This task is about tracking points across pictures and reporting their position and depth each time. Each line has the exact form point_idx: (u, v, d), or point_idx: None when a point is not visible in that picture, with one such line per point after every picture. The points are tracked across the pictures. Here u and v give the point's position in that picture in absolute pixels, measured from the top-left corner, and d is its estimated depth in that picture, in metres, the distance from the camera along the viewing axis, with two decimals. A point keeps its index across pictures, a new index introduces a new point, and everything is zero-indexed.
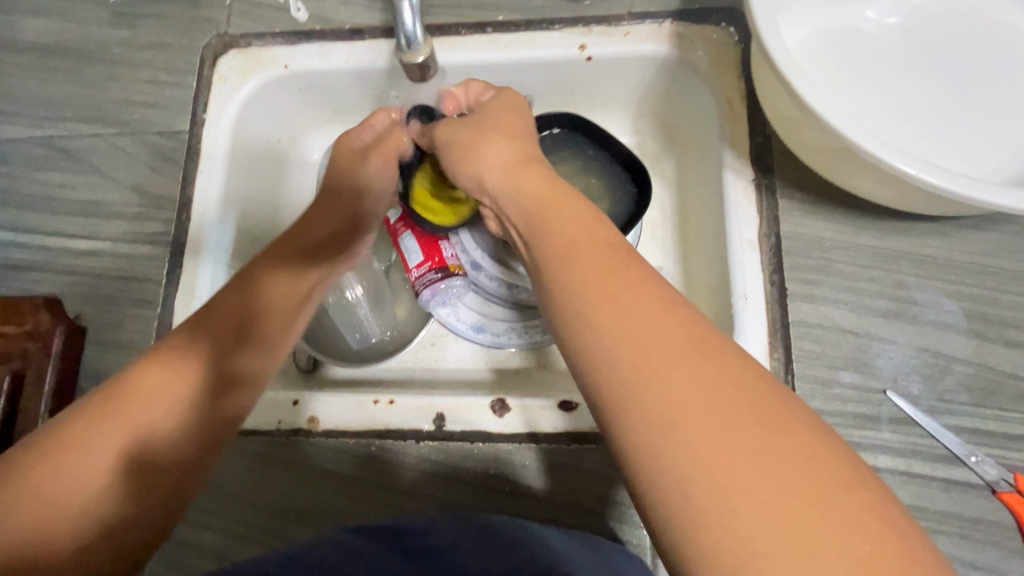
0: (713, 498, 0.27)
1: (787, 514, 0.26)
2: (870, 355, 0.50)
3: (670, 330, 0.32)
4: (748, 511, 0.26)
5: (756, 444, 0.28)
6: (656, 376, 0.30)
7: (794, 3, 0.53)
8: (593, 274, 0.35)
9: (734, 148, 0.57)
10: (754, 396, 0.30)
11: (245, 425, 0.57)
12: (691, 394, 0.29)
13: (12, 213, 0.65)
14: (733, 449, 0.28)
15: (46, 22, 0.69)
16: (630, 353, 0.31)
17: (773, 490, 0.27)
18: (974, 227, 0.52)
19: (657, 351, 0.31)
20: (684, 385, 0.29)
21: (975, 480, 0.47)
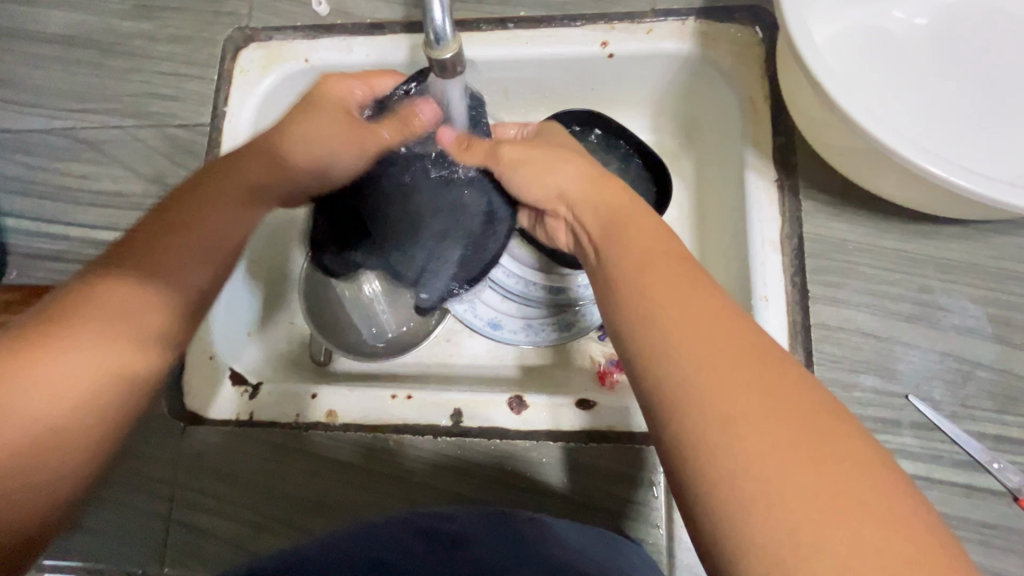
0: (767, 495, 0.27)
1: (833, 516, 0.26)
2: (892, 359, 0.50)
3: (733, 334, 0.32)
4: (791, 508, 0.26)
5: (808, 448, 0.28)
6: (715, 376, 0.31)
7: (822, 3, 0.53)
8: (661, 280, 0.36)
9: (756, 148, 0.57)
10: (813, 402, 0.30)
11: (265, 417, 0.58)
12: (751, 395, 0.30)
13: (36, 204, 0.65)
14: (795, 449, 0.28)
15: (69, 14, 0.70)
16: (692, 354, 0.32)
17: (832, 490, 0.27)
18: (1001, 232, 0.52)
19: (721, 353, 0.31)
20: (741, 387, 0.30)
21: (997, 487, 0.46)
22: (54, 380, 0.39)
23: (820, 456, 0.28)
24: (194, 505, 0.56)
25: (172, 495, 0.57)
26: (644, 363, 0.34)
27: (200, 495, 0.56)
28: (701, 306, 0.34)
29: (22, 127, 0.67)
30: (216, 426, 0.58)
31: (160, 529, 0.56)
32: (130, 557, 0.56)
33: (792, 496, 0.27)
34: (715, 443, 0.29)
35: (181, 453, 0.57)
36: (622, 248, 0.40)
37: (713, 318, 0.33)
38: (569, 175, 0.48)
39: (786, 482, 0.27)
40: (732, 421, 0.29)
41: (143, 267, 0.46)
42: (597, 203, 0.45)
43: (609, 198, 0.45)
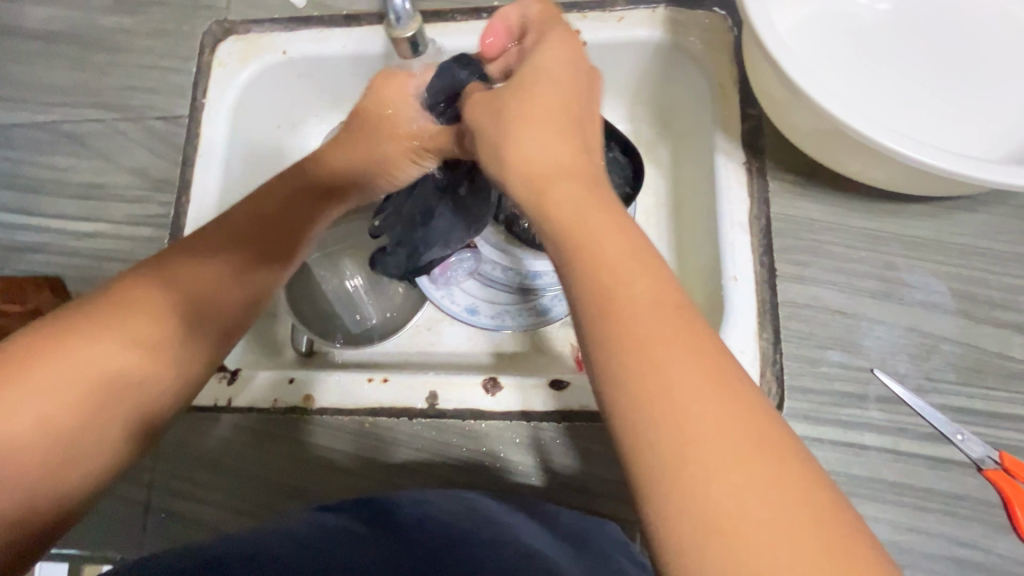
0: (683, 463, 0.26)
1: (744, 511, 0.25)
2: (859, 334, 0.50)
3: (681, 343, 0.29)
4: (706, 499, 0.25)
5: (732, 439, 0.26)
6: (647, 351, 0.29)
7: None
8: (615, 280, 0.31)
9: (725, 132, 0.58)
10: (758, 423, 0.27)
11: (242, 403, 0.58)
12: (696, 415, 0.27)
13: (17, 197, 0.66)
14: (742, 471, 0.26)
15: (50, 10, 0.70)
16: (646, 369, 0.28)
17: (737, 481, 0.25)
18: (963, 209, 0.52)
19: (671, 368, 0.28)
20: (673, 365, 0.28)
21: (961, 458, 0.47)
22: (59, 392, 0.40)
23: (763, 479, 0.25)
24: (173, 491, 0.57)
25: (151, 481, 0.57)
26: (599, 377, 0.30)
27: (178, 481, 0.57)
28: (648, 309, 0.30)
29: (4, 121, 0.68)
30: (195, 412, 0.58)
31: (139, 514, 0.57)
32: (109, 544, 0.56)
33: (738, 519, 0.25)
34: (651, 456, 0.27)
35: (161, 440, 0.58)
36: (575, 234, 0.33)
37: (661, 321, 0.29)
38: (535, 135, 0.40)
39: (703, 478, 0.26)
40: (679, 439, 0.26)
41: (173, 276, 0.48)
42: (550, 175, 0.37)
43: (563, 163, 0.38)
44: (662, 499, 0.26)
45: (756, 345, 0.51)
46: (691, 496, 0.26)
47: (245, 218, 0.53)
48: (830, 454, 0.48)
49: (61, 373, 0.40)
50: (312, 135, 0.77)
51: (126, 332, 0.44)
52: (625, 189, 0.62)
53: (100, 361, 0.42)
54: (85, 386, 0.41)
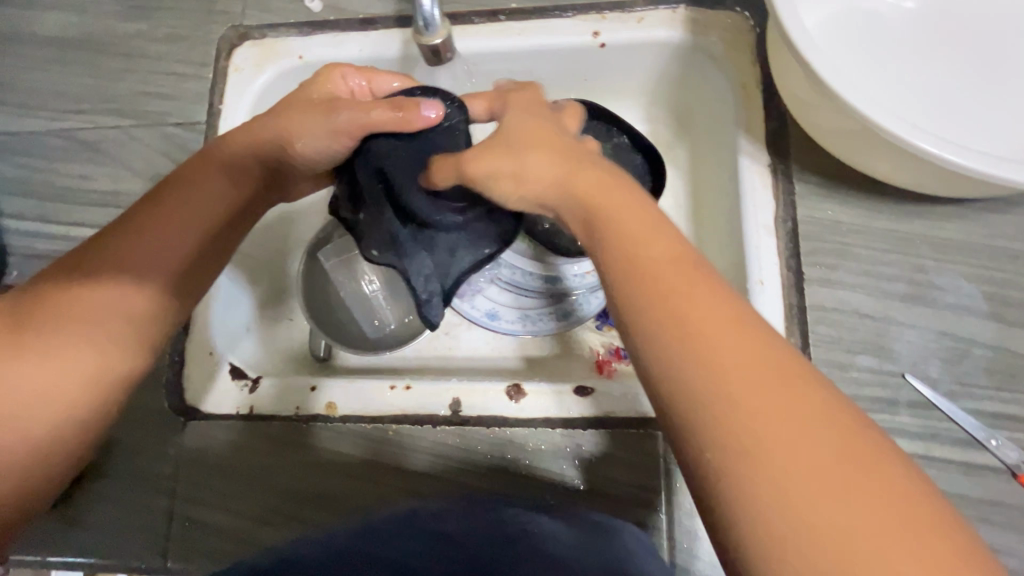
0: (778, 495, 0.27)
1: (846, 527, 0.26)
2: (888, 338, 0.50)
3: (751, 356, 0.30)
4: (809, 521, 0.26)
5: (815, 455, 0.27)
6: (716, 380, 0.30)
7: None
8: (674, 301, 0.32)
9: (749, 133, 0.57)
10: (842, 435, 0.28)
11: (265, 411, 0.58)
12: (776, 423, 0.28)
13: (35, 204, 0.66)
14: (832, 473, 0.27)
15: (64, 16, 0.70)
16: (715, 389, 0.30)
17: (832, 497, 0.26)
18: (994, 210, 0.52)
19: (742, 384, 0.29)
20: (743, 390, 0.29)
21: (995, 463, 0.46)
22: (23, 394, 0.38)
23: (856, 481, 0.27)
24: (196, 499, 0.56)
25: (174, 490, 0.57)
26: (674, 415, 0.31)
27: (201, 489, 0.57)
28: (715, 326, 0.31)
29: (20, 129, 0.68)
30: (218, 420, 0.58)
31: (163, 523, 0.56)
32: (133, 553, 0.56)
33: (835, 521, 0.26)
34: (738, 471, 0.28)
35: (182, 448, 0.58)
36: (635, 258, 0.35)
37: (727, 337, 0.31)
38: (541, 166, 0.43)
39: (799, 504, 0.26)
40: (762, 452, 0.28)
41: (109, 261, 0.44)
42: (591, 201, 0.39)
43: (596, 182, 0.40)
44: (771, 537, 0.26)
45: None
46: (791, 520, 0.26)
47: (187, 206, 0.49)
48: None
49: (36, 372, 0.39)
50: None
51: (93, 326, 0.42)
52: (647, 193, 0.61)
53: (75, 365, 0.40)
54: (84, 380, 0.41)
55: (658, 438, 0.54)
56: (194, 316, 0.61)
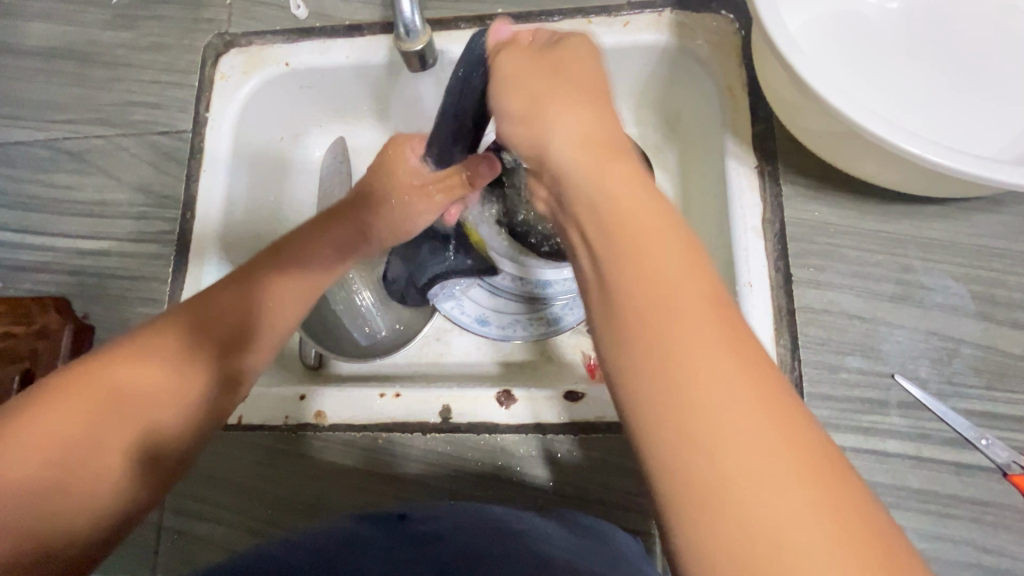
0: (713, 471, 0.24)
1: (781, 520, 0.23)
2: (877, 339, 0.50)
3: (709, 310, 0.27)
4: (741, 506, 0.23)
5: (765, 437, 0.24)
6: (668, 332, 0.27)
7: None
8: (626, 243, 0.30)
9: (736, 136, 0.57)
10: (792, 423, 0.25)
11: (252, 421, 0.57)
12: (719, 379, 0.25)
13: (21, 215, 0.65)
14: (766, 445, 0.24)
15: (49, 26, 0.70)
16: (662, 344, 0.27)
17: (770, 482, 0.24)
18: (980, 209, 0.52)
19: (694, 335, 0.27)
20: (696, 348, 0.26)
21: (985, 463, 0.46)
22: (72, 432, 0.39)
23: (799, 477, 0.24)
24: (184, 511, 0.56)
25: (162, 502, 0.56)
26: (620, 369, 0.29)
27: (189, 501, 0.56)
28: (673, 273, 0.29)
29: (5, 139, 0.67)
30: None
31: (151, 535, 0.56)
32: (121, 567, 0.56)
33: (754, 499, 0.23)
34: (655, 424, 0.26)
35: None
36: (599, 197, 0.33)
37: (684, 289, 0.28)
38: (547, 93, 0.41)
39: (733, 486, 0.24)
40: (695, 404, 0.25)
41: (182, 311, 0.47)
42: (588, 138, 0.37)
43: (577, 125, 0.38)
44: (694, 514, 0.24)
45: (774, 352, 0.50)
46: (721, 504, 0.24)
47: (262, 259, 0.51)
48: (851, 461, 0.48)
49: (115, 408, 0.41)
50: (315, 146, 0.77)
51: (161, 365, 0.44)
52: None
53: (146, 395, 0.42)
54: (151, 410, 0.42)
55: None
56: None
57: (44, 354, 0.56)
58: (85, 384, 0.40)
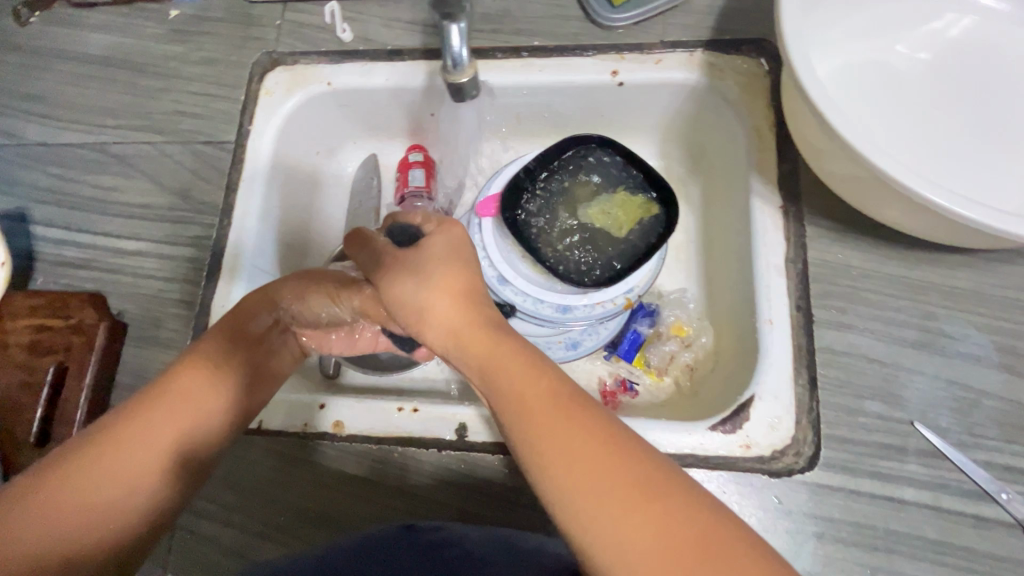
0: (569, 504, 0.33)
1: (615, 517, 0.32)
2: (897, 385, 0.50)
3: (564, 416, 0.36)
4: (594, 519, 0.32)
5: (594, 460, 0.34)
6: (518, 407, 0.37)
7: (827, 36, 0.54)
8: (514, 397, 0.38)
9: (761, 175, 0.58)
10: (617, 450, 0.34)
11: (273, 426, 0.58)
12: (596, 474, 0.33)
13: (66, 213, 0.68)
14: (616, 489, 0.33)
15: (108, 37, 0.74)
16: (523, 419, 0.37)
17: (596, 493, 0.33)
18: (1004, 261, 0.52)
19: (578, 458, 0.34)
20: (541, 417, 0.36)
21: (1006, 518, 0.46)
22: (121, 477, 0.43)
23: (624, 486, 0.33)
24: (200, 513, 0.57)
25: None
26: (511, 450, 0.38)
27: (207, 503, 0.57)
28: (523, 380, 0.38)
29: (57, 141, 0.71)
30: None
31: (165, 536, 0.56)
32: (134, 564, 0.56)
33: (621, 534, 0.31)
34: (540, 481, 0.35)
35: None
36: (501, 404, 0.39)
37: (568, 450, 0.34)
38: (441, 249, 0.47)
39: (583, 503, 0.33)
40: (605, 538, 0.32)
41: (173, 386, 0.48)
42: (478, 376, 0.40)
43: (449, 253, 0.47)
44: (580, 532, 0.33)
45: (792, 391, 0.51)
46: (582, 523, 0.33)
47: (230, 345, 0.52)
48: (867, 505, 0.47)
49: (120, 467, 0.43)
50: (348, 161, 0.79)
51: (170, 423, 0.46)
52: (660, 228, 0.62)
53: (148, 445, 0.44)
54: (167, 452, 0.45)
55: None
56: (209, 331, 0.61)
57: (78, 349, 0.59)
58: (105, 454, 0.43)
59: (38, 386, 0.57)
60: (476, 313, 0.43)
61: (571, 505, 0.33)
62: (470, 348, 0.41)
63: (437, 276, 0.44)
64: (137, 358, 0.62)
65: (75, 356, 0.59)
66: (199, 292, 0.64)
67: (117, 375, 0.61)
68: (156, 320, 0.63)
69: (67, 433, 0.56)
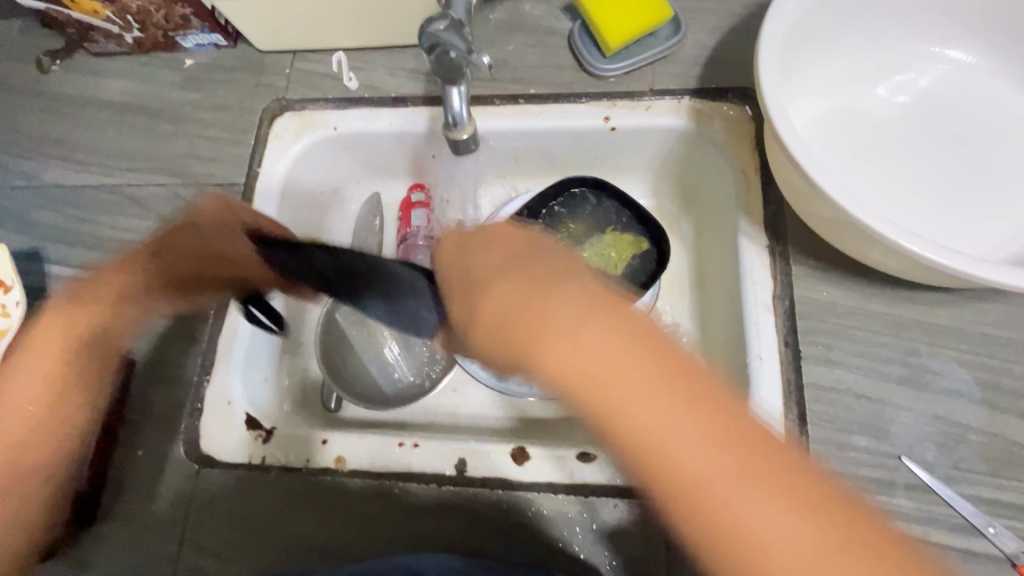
0: (673, 474, 0.35)
1: (725, 472, 0.34)
2: (884, 420, 0.51)
3: (660, 369, 0.37)
4: (710, 479, 0.34)
5: (700, 412, 0.36)
6: (608, 373, 0.38)
7: (804, 88, 0.58)
8: (608, 367, 0.38)
9: (748, 215, 0.61)
10: (716, 400, 0.37)
11: (277, 461, 0.60)
12: (693, 428, 0.35)
13: (79, 252, 0.71)
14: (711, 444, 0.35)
15: (126, 84, 0.78)
16: (612, 399, 0.37)
17: (711, 451, 0.35)
18: (982, 298, 0.54)
19: (684, 427, 0.35)
20: (642, 376, 0.37)
21: (996, 553, 0.47)
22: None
23: (727, 432, 0.35)
24: (205, 548, 0.57)
25: (181, 536, 0.58)
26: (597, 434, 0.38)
27: (211, 538, 0.58)
28: (605, 349, 0.38)
29: (74, 182, 0.74)
30: (228, 469, 0.59)
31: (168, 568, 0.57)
32: None
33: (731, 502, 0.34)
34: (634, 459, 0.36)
35: (193, 494, 0.59)
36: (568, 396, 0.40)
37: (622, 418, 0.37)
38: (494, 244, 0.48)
39: (695, 458, 0.35)
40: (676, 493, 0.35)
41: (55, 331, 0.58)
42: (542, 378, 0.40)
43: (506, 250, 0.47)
44: (690, 510, 0.34)
45: (781, 425, 0.52)
46: (689, 499, 0.35)
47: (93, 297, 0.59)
48: None
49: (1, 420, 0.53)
50: (352, 200, 0.82)
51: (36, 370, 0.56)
52: (653, 266, 0.64)
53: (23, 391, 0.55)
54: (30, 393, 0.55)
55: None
56: (215, 367, 0.63)
57: None
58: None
59: None
60: (530, 277, 0.44)
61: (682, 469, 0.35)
62: (530, 337, 0.40)
63: (498, 260, 0.47)
64: (144, 394, 0.63)
65: None
66: (206, 328, 0.65)
67: (124, 411, 0.63)
68: (164, 356, 0.65)
69: (74, 468, 0.57)
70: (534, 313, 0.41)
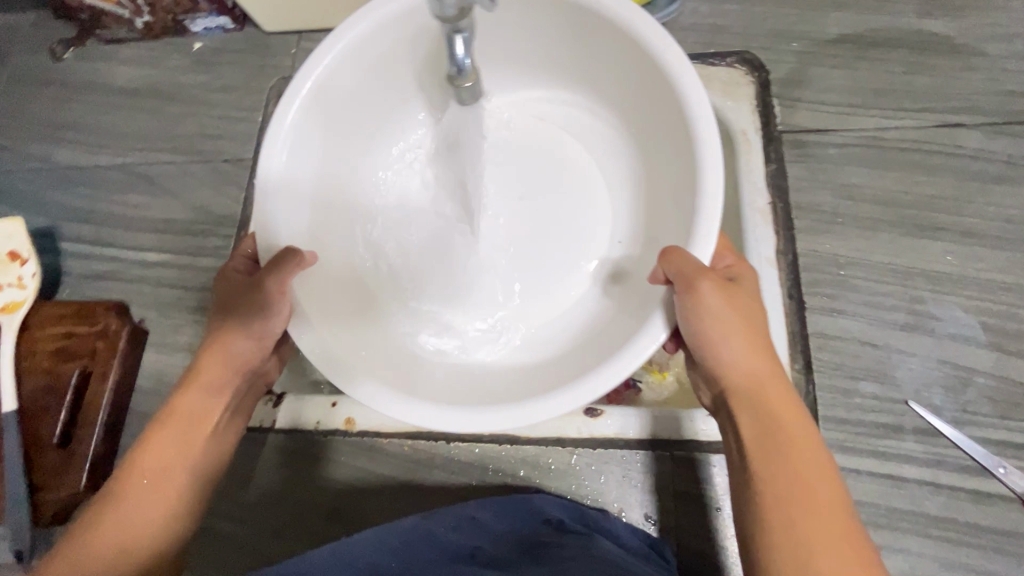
0: (772, 490, 0.37)
1: (802, 494, 0.37)
2: (891, 366, 0.52)
3: (816, 463, 0.38)
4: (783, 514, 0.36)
5: (825, 507, 0.36)
6: (748, 373, 0.42)
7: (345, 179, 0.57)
8: (762, 388, 0.41)
9: (750, 175, 0.59)
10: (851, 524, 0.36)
11: (286, 424, 0.59)
12: (808, 453, 0.38)
13: (93, 229, 0.72)
14: (817, 460, 0.38)
15: (136, 69, 0.79)
16: (755, 404, 0.41)
17: (802, 491, 0.37)
18: (989, 246, 0.55)
19: (809, 477, 0.37)
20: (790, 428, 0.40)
21: (1005, 492, 0.48)
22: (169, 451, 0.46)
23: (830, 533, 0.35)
24: (214, 512, 0.58)
25: None
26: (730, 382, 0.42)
27: (221, 503, 0.58)
28: (758, 380, 0.42)
29: (88, 163, 0.76)
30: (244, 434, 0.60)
31: None
32: None
33: (799, 479, 0.37)
34: (735, 363, 0.42)
35: None
36: (738, 400, 0.42)
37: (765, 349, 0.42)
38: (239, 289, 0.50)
39: (791, 495, 0.37)
40: (784, 528, 0.35)
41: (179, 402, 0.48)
42: (762, 397, 0.41)
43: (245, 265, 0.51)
44: (773, 513, 0.36)
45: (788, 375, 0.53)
46: (783, 502, 0.36)
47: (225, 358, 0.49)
48: (867, 484, 0.50)
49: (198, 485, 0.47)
50: None
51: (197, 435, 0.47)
52: None
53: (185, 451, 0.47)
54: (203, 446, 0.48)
55: (694, 462, 0.54)
56: None
57: (103, 352, 0.62)
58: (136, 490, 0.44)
59: (62, 389, 0.60)
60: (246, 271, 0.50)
61: (776, 500, 0.37)
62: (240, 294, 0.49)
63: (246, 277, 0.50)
64: (159, 363, 0.65)
65: (98, 360, 0.61)
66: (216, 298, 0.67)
67: (136, 379, 0.64)
68: (176, 326, 0.66)
69: (87, 433, 0.58)
70: (763, 380, 0.41)
